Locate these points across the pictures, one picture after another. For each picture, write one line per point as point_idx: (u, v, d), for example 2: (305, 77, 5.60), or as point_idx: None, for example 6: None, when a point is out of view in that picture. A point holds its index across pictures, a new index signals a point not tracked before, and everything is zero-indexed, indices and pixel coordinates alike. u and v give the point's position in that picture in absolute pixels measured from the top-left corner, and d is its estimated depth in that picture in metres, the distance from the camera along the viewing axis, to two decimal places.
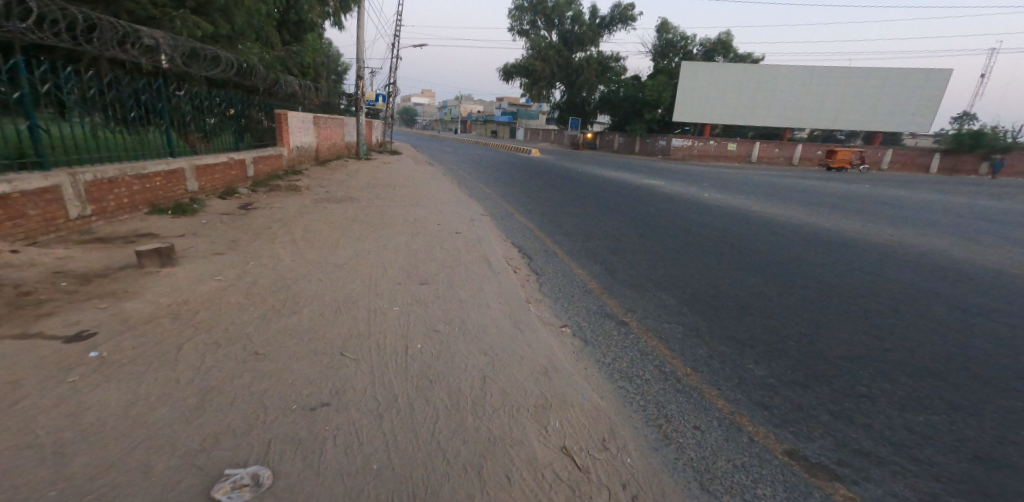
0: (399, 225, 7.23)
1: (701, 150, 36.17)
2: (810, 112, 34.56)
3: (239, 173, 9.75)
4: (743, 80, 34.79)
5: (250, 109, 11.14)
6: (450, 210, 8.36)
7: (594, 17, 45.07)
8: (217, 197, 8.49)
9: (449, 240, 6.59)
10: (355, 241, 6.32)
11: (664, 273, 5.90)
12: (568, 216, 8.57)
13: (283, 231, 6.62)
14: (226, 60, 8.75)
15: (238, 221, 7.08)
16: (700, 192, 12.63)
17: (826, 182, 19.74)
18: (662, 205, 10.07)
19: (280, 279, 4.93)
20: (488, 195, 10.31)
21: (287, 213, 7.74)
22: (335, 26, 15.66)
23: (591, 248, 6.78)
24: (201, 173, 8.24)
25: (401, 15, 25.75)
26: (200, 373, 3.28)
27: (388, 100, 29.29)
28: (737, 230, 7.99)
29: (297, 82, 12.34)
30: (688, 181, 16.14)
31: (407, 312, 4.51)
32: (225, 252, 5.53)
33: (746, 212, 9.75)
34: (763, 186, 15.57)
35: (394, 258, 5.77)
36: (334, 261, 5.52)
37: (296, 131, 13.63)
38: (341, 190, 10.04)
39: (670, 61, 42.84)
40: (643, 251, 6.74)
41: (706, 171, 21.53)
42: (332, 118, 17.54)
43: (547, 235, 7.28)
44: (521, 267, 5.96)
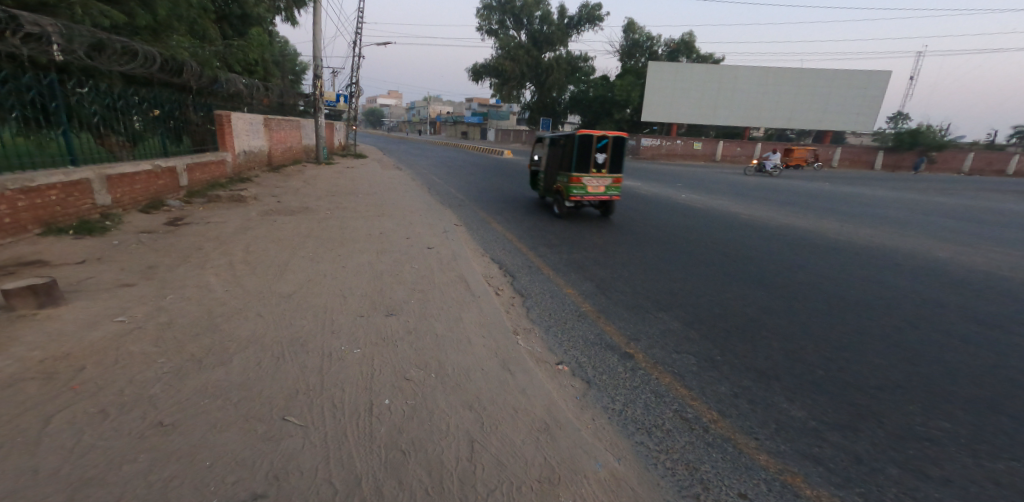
0: (361, 240, 6.31)
1: (669, 149, 36.64)
2: (768, 111, 35.64)
3: (168, 182, 8.41)
4: (706, 81, 35.45)
5: (183, 110, 9.77)
6: (419, 220, 7.48)
7: (561, 17, 44.91)
8: (137, 212, 7.25)
9: (418, 258, 5.73)
10: (305, 262, 5.36)
11: (663, 288, 5.29)
12: (549, 224, 7.87)
13: (218, 252, 5.56)
14: (145, 54, 7.47)
15: (162, 241, 5.95)
16: (680, 194, 12.25)
17: (795, 181, 19.98)
18: (645, 208, 9.55)
19: (205, 316, 3.94)
20: (461, 202, 9.48)
21: (225, 229, 6.63)
22: (287, 21, 14.35)
23: (579, 261, 6.10)
24: (116, 184, 6.97)
25: (362, 10, 24.39)
26: (70, 458, 2.22)
27: (352, 100, 27.80)
28: (730, 234, 7.51)
29: (240, 81, 11.02)
30: (664, 182, 15.81)
31: (370, 355, 3.64)
32: (137, 283, 4.48)
33: (732, 214, 9.39)
34: (737, 187, 15.44)
35: (353, 284, 4.87)
36: (279, 290, 4.57)
37: (243, 133, 12.29)
38: (294, 200, 8.94)
39: (636, 61, 43.27)
40: (636, 261, 6.10)
41: (680, 172, 21.40)
42: (286, 120, 16.17)
43: (529, 248, 6.55)
44: (503, 289, 5.20)
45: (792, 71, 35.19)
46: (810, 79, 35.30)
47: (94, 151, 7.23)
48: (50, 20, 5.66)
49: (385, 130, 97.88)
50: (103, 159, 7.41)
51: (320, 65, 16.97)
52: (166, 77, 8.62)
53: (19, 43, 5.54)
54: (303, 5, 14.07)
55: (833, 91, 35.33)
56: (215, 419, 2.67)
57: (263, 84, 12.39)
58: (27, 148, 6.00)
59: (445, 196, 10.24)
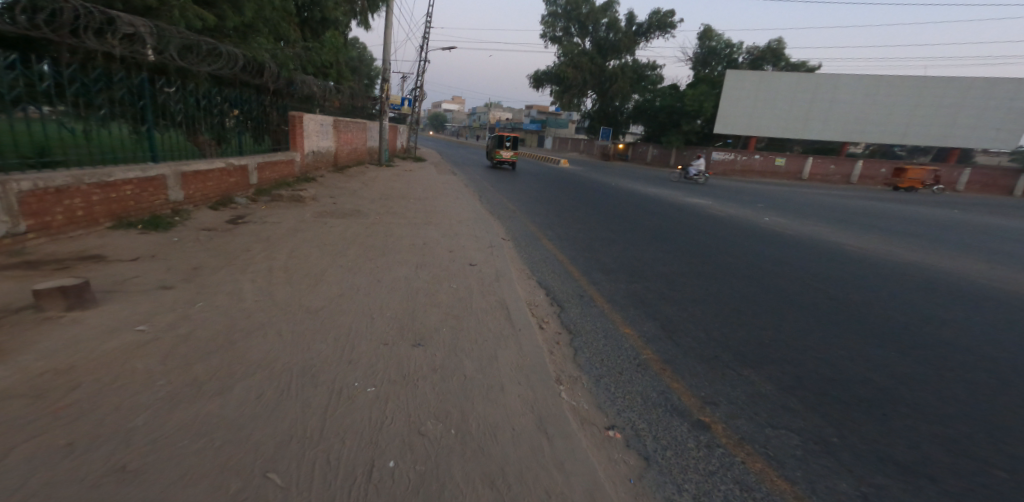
0: (403, 251, 5.94)
1: (746, 165, 33.74)
2: (872, 125, 31.62)
3: (239, 180, 8.41)
4: (796, 91, 32.30)
5: (259, 109, 10.06)
6: (465, 232, 7.03)
7: (631, 24, 43.36)
8: (207, 210, 7.16)
9: (458, 278, 5.23)
10: (341, 273, 5.03)
11: (744, 331, 4.31)
12: (605, 244, 7.11)
13: (264, 254, 5.40)
14: (230, 55, 7.65)
15: (217, 237, 5.90)
16: (757, 215, 10.84)
17: (896, 204, 17.32)
18: (719, 230, 8.42)
19: (225, 329, 3.67)
20: (512, 214, 8.96)
21: (278, 229, 6.55)
22: (361, 25, 14.74)
23: (638, 291, 5.28)
24: (190, 180, 6.91)
25: (430, 19, 25.00)
26: None
27: (416, 106, 28.41)
28: (824, 267, 6.29)
29: (314, 81, 11.26)
30: (737, 200, 14.27)
31: (385, 397, 3.13)
32: (176, 284, 4.30)
33: (829, 242, 7.97)
34: (825, 208, 13.56)
35: (384, 304, 4.44)
36: (308, 305, 4.23)
37: (313, 135, 12.69)
38: (351, 202, 8.88)
39: (711, 69, 40.59)
40: (708, 295, 5.16)
41: (754, 189, 19.41)
42: (354, 122, 16.66)
43: (581, 272, 5.83)
44: (548, 321, 4.54)
45: (905, 79, 30.98)
46: (927, 87, 30.87)
47: (179, 147, 7.50)
48: (144, 21, 5.75)
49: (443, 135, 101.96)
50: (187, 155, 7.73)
51: (387, 71, 17.35)
52: (247, 79, 8.87)
53: (115, 43, 5.67)
54: (377, 9, 14.38)
55: (960, 103, 30.62)
56: (188, 470, 2.23)
57: (335, 86, 12.71)
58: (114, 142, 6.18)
59: (497, 206, 9.77)
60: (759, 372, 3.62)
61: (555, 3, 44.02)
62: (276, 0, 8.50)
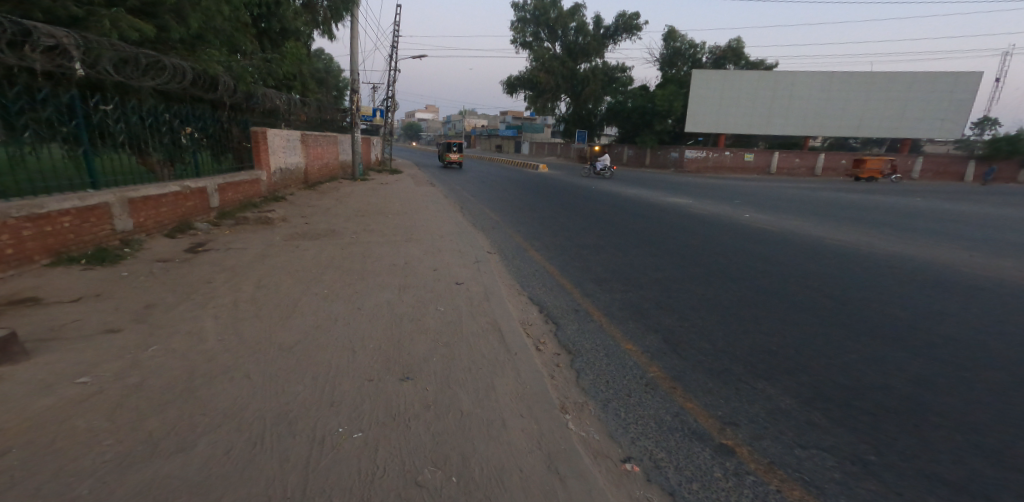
0: (383, 273, 5.55)
1: (716, 162, 34.50)
2: (831, 119, 32.89)
3: (198, 203, 7.75)
4: (758, 88, 33.32)
5: (216, 125, 9.48)
6: (448, 248, 6.67)
7: (598, 27, 44.00)
8: (163, 238, 6.56)
9: (445, 299, 4.90)
10: (316, 302, 4.61)
11: (749, 339, 4.14)
12: (594, 252, 6.88)
13: (229, 285, 4.89)
14: (175, 68, 7.18)
15: (175, 268, 5.32)
16: (740, 212, 10.86)
17: (866, 195, 17.85)
18: (707, 230, 8.33)
19: (186, 375, 3.08)
20: (495, 225, 8.66)
21: (245, 255, 6.00)
22: (324, 36, 14.24)
23: (634, 302, 5.04)
24: (139, 207, 6.29)
25: (399, 28, 24.55)
26: None
27: (387, 115, 27.77)
28: (814, 263, 6.23)
29: (276, 95, 10.74)
30: (716, 198, 14.36)
31: (373, 442, 2.71)
32: (124, 326, 3.75)
33: (816, 237, 7.97)
34: (801, 202, 13.78)
35: (366, 335, 4.06)
36: (280, 340, 3.78)
37: (279, 151, 12.09)
38: (323, 221, 8.39)
39: (678, 70, 41.51)
40: (706, 301, 4.97)
41: (730, 186, 19.70)
42: (323, 135, 16.05)
43: (573, 283, 5.57)
44: (545, 342, 4.26)
45: (859, 74, 32.40)
46: (880, 81, 32.32)
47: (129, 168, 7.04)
48: (66, 32, 5.28)
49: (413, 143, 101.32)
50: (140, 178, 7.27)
51: (355, 82, 16.84)
52: (199, 93, 8.40)
53: (36, 57, 5.20)
54: (341, 18, 13.90)
55: (910, 95, 32.19)
56: None
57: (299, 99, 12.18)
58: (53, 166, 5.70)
59: (479, 217, 9.45)
60: (774, 383, 3.42)
61: (521, 8, 44.16)
62: (225, 10, 8.08)
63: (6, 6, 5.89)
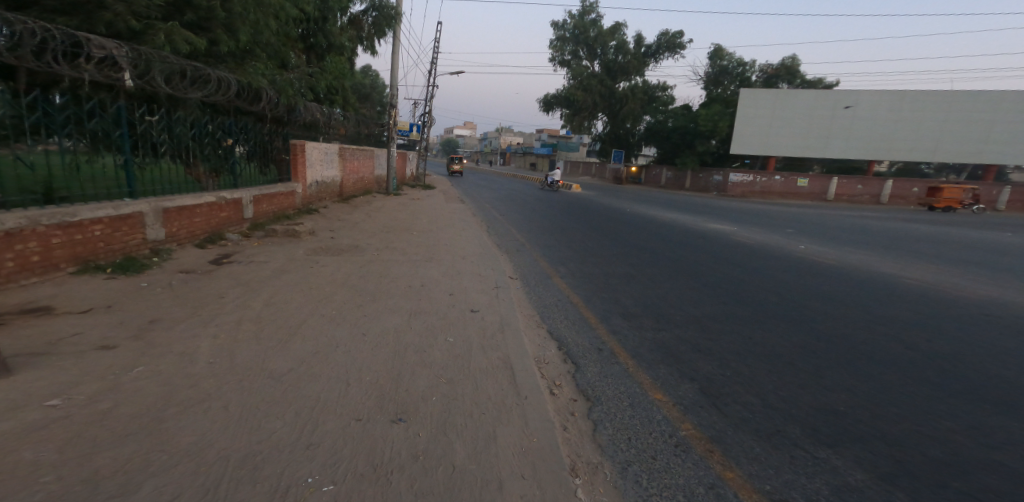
0: (397, 295, 5.28)
1: (766, 186, 32.60)
2: (899, 142, 30.45)
3: (232, 215, 7.81)
4: (814, 108, 31.45)
5: (260, 138, 9.68)
6: (468, 271, 6.35)
7: (640, 46, 43.44)
8: (192, 247, 6.60)
9: (456, 329, 4.54)
10: (321, 325, 4.37)
11: (804, 395, 3.46)
12: (624, 282, 6.34)
13: (240, 302, 4.75)
14: (222, 80, 7.40)
15: (192, 281, 5.27)
16: (790, 242, 9.94)
17: (937, 226, 16.11)
18: (751, 261, 7.59)
19: (161, 405, 2.86)
20: (520, 247, 8.30)
21: (264, 270, 5.92)
22: (367, 51, 14.67)
23: (665, 342, 4.48)
24: (173, 217, 6.35)
25: (438, 47, 25.21)
26: None
27: (424, 132, 28.38)
28: (882, 306, 5.41)
29: (316, 108, 11.04)
30: (762, 225, 13.35)
31: (345, 496, 2.24)
32: (121, 344, 3.61)
33: (879, 273, 7.07)
34: (860, 232, 12.54)
35: (364, 366, 3.75)
36: (273, 369, 3.52)
37: (317, 165, 12.35)
38: (349, 237, 8.32)
39: (724, 89, 40.08)
40: (751, 347, 4.33)
41: (778, 212, 18.43)
42: (361, 151, 16.42)
43: (598, 317, 5.07)
44: (560, 385, 3.77)
45: (931, 94, 29.98)
46: (956, 102, 29.71)
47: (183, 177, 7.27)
48: (116, 44, 5.48)
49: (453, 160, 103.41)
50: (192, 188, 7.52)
51: (394, 98, 17.21)
52: (243, 105, 8.66)
53: (89, 67, 5.42)
54: (384, 34, 14.48)
55: (991, 118, 29.39)
56: None
57: (338, 114, 12.50)
58: (113, 173, 5.91)
59: (505, 238, 9.13)
60: (841, 454, 2.74)
61: (563, 28, 44.43)
62: (272, 24, 8.38)
63: (73, 20, 6.19)
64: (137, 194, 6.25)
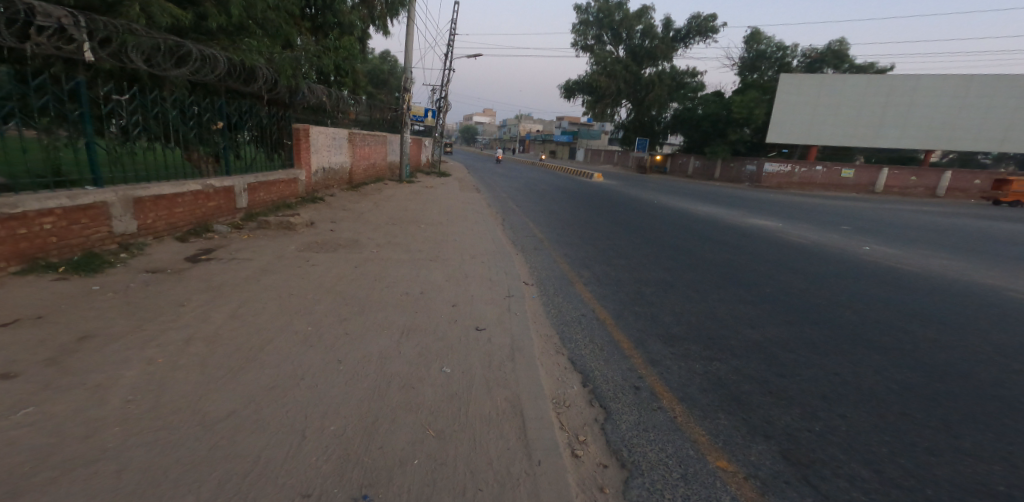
0: (388, 307, 4.40)
1: (804, 176, 30.51)
2: (958, 129, 27.89)
3: (223, 205, 7.04)
4: (862, 93, 29.08)
5: (262, 121, 8.94)
6: (476, 275, 5.46)
7: (668, 30, 41.18)
8: (172, 240, 5.87)
9: (456, 356, 3.65)
10: (288, 347, 3.54)
11: (940, 469, 2.41)
12: (659, 291, 5.34)
13: (202, 311, 3.94)
14: (208, 57, 6.60)
15: (155, 281, 4.48)
16: (849, 242, 8.67)
17: (1014, 224, 14.25)
18: (811, 267, 6.45)
19: (38, 466, 2.07)
20: (539, 245, 7.35)
21: (245, 268, 5.10)
22: (380, 32, 13.80)
23: (721, 379, 3.47)
24: (147, 206, 5.57)
25: (455, 28, 24.10)
26: None
27: (441, 118, 27.54)
28: (996, 333, 4.27)
29: (321, 90, 10.28)
30: (812, 221, 11.99)
31: None
32: (27, 372, 2.84)
33: (972, 285, 5.87)
34: (928, 231, 11.03)
35: (329, 408, 2.88)
36: (207, 411, 2.68)
37: (323, 150, 11.61)
38: (350, 230, 7.51)
39: (761, 73, 37.60)
40: (838, 390, 3.29)
41: (824, 206, 16.82)
42: (373, 137, 15.68)
43: (632, 341, 4.09)
44: (585, 442, 2.82)
45: (996, 77, 27.27)
46: None
47: (171, 162, 6.59)
48: (64, 12, 4.74)
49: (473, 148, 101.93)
50: (187, 173, 6.91)
51: (408, 81, 16.34)
52: (237, 86, 7.93)
53: (38, 38, 4.71)
54: (397, 14, 13.56)
55: None
56: None
57: (347, 96, 11.70)
58: (76, 158, 5.22)
59: (522, 234, 8.21)
60: None
61: (585, 12, 42.62)
62: None
63: None
64: (104, 182, 5.51)
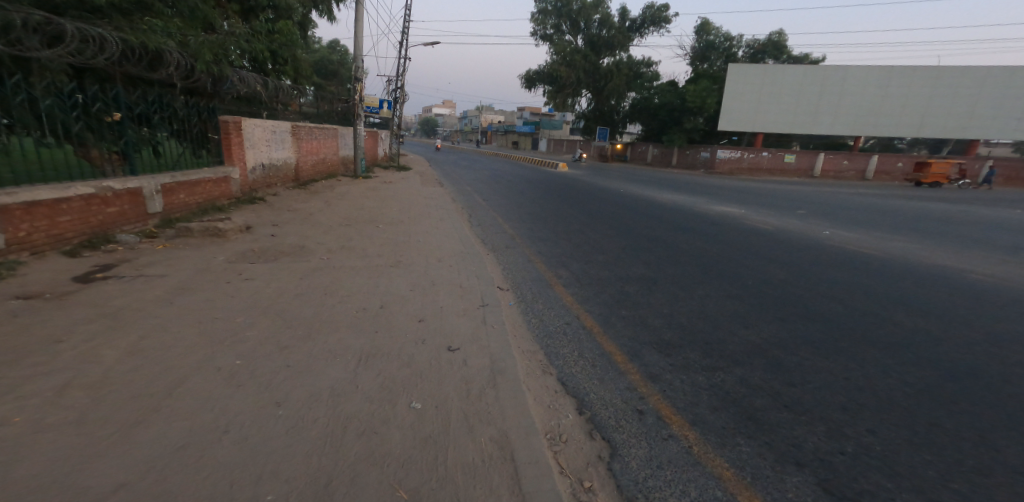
0: (341, 328, 3.67)
1: (752, 162, 31.84)
2: (885, 116, 30.00)
3: (128, 210, 5.90)
4: (800, 83, 30.61)
5: (177, 113, 7.70)
6: (444, 282, 4.82)
7: (623, 19, 41.48)
8: (61, 255, 4.78)
9: (425, 389, 3.00)
10: (209, 386, 2.69)
11: (1002, 496, 2.09)
12: (646, 290, 4.94)
13: (88, 344, 3.00)
14: (93, 34, 5.55)
15: (27, 309, 3.48)
16: (820, 228, 8.73)
17: (952, 204, 15.31)
18: (793, 256, 6.32)
19: None
20: (510, 243, 6.78)
21: (156, 286, 4.16)
22: (324, 17, 12.49)
23: (731, 394, 3.08)
24: (18, 216, 4.43)
25: (410, 11, 22.84)
26: None
27: (396, 108, 26.21)
28: (987, 322, 4.19)
29: (252, 78, 9.09)
30: (778, 207, 12.17)
31: None
32: None
33: (947, 269, 5.90)
34: (887, 215, 11.45)
35: (264, 469, 2.11)
36: (82, 487, 1.86)
37: (262, 143, 10.40)
38: (294, 234, 6.60)
39: (711, 64, 38.78)
40: (857, 400, 2.98)
41: (784, 191, 17.35)
42: (321, 128, 14.42)
43: (627, 353, 3.63)
44: (594, 489, 2.28)
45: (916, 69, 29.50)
46: (942, 77, 29.40)
47: (49, 161, 5.40)
48: None
49: (426, 139, 99.15)
50: (76, 172, 5.75)
51: (360, 69, 15.10)
52: (139, 73, 6.80)
53: None
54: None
55: (977, 92, 29.18)
56: None
57: (286, 86, 10.50)
58: None
59: (491, 231, 7.62)
60: None
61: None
62: None
63: None
64: None
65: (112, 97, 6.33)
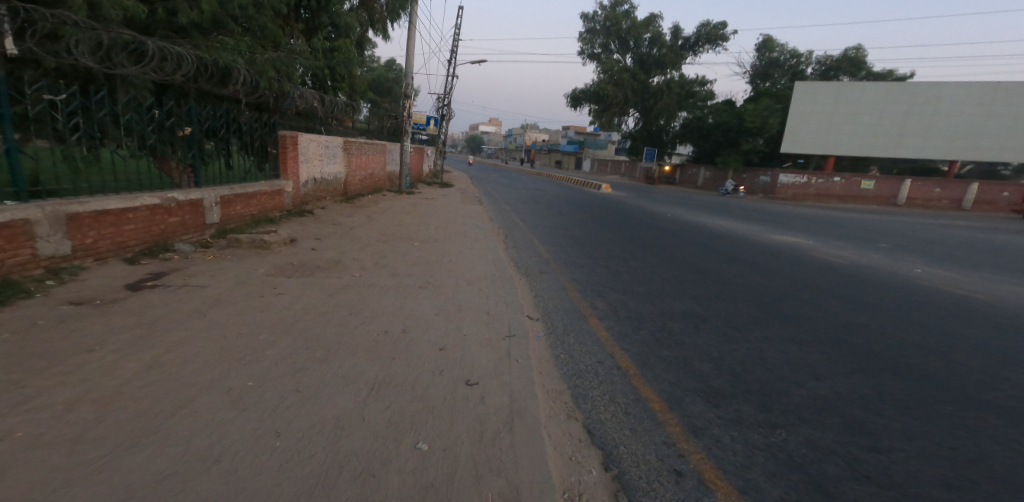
0: (359, 352, 3.52)
1: (821, 187, 29.47)
2: (983, 139, 26.87)
3: (188, 220, 6.25)
4: (879, 101, 28.17)
5: (241, 128, 8.17)
6: (471, 308, 4.61)
7: (677, 38, 40.60)
8: (120, 262, 5.07)
9: (437, 425, 2.74)
10: (215, 410, 2.60)
11: None
12: (691, 327, 4.46)
13: (114, 357, 3.04)
14: (171, 54, 6.01)
15: (73, 316, 3.62)
16: (895, 263, 7.75)
17: None
18: (863, 296, 5.56)
19: None
20: (545, 268, 6.51)
21: (194, 298, 4.26)
22: (380, 36, 13.14)
23: (795, 459, 2.55)
24: (86, 224, 4.76)
25: (459, 33, 23.61)
26: None
27: (443, 126, 26.97)
28: None
29: (309, 94, 9.60)
30: (844, 237, 11.07)
31: None
32: None
33: None
34: (979, 249, 10.06)
35: None
36: None
37: (316, 159, 10.90)
38: (332, 249, 6.70)
39: (774, 82, 36.81)
40: (964, 475, 2.37)
41: (852, 220, 15.85)
42: (371, 145, 14.99)
43: (667, 401, 3.19)
44: None
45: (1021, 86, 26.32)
46: None
47: (123, 172, 5.76)
48: None
49: (479, 158, 101.27)
50: (146, 182, 6.16)
51: (411, 87, 15.66)
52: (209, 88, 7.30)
53: None
54: (399, 16, 12.96)
55: None
56: None
57: (341, 102, 11.00)
58: None
59: (526, 254, 7.38)
60: None
61: (590, 20, 42.18)
62: None
63: None
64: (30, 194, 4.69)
65: (185, 113, 6.80)
